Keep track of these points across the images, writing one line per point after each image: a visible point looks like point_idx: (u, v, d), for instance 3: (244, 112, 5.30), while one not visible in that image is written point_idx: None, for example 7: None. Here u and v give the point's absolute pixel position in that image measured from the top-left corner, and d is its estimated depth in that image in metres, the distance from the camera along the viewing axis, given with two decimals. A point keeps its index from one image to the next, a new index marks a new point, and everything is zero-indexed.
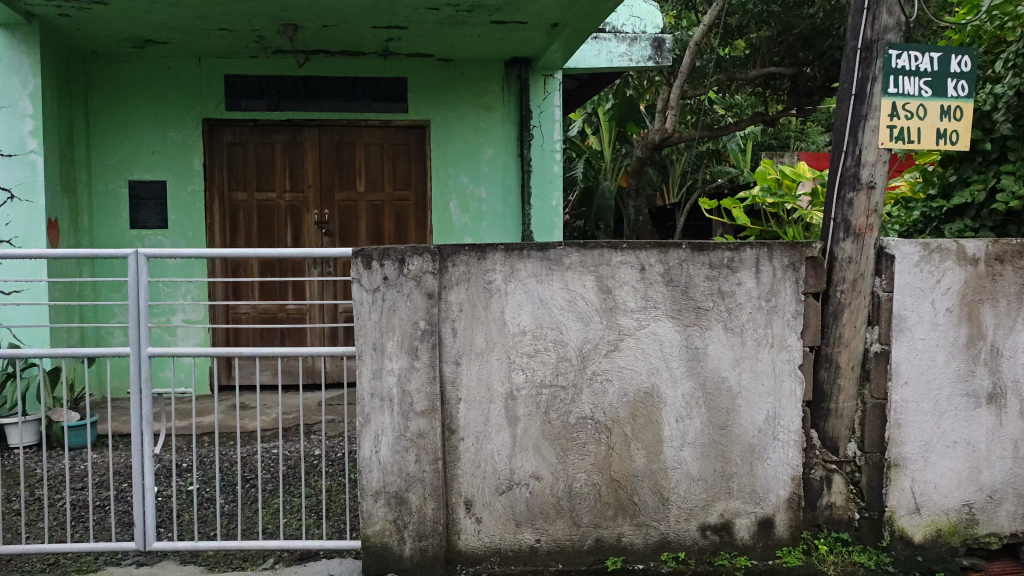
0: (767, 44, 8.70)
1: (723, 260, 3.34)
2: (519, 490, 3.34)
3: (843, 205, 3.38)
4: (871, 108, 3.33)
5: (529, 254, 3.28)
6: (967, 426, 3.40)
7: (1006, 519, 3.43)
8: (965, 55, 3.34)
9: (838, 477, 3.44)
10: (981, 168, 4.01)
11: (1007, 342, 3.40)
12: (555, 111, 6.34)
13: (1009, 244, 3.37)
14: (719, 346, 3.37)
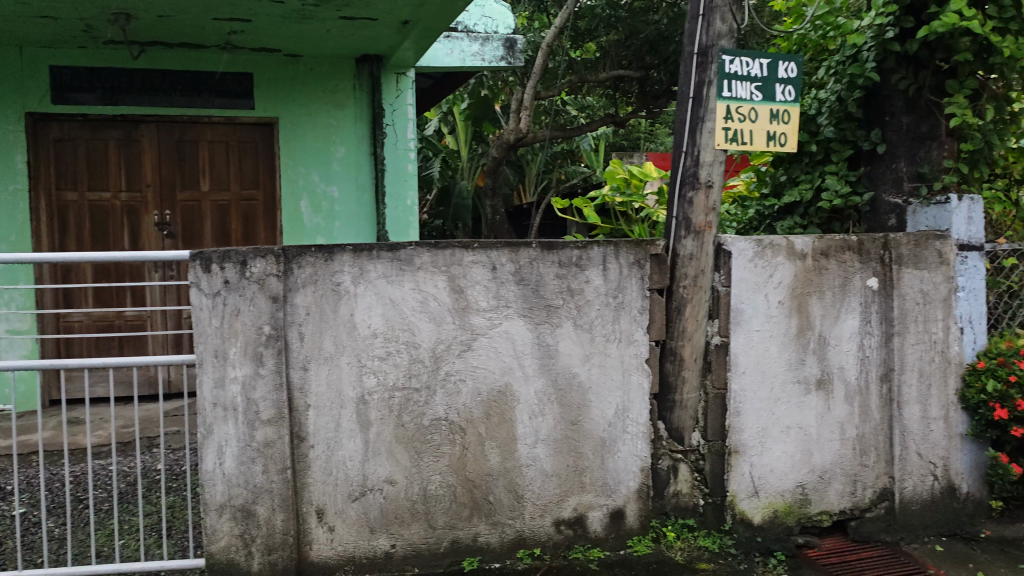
0: (616, 48, 8.92)
1: (572, 258, 3.39)
2: (373, 495, 3.27)
3: (684, 204, 3.51)
4: (708, 111, 3.47)
5: (378, 255, 3.21)
6: (798, 411, 3.61)
7: (835, 497, 3.67)
8: (791, 62, 3.56)
9: (683, 466, 3.58)
10: (809, 168, 4.29)
11: (833, 331, 3.63)
12: (408, 110, 6.32)
13: (832, 239, 3.60)
14: (569, 343, 3.42)
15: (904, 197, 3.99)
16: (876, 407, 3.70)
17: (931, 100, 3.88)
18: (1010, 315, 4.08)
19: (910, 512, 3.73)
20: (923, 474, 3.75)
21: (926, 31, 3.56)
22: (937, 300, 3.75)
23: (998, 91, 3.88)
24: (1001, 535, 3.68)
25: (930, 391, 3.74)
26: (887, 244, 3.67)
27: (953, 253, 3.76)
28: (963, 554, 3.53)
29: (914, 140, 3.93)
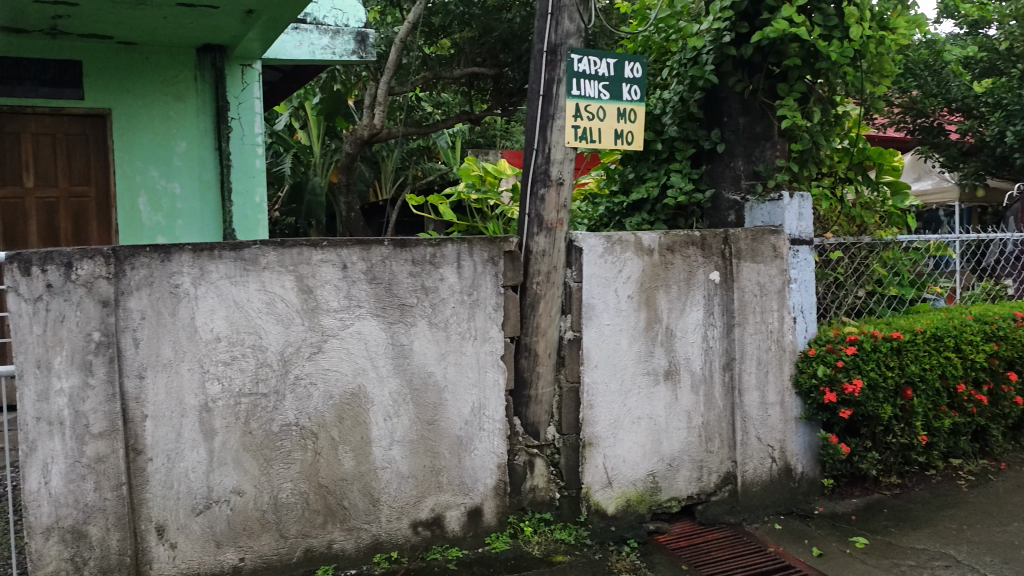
0: (470, 45, 8.93)
1: (425, 256, 3.35)
2: (219, 507, 3.10)
3: (536, 200, 3.53)
4: (558, 109, 3.50)
5: (220, 254, 3.05)
6: (648, 402, 3.72)
7: (683, 483, 3.81)
8: (636, 63, 3.66)
9: (539, 461, 3.61)
10: (655, 166, 4.43)
11: (679, 324, 3.76)
12: (255, 104, 6.08)
13: (677, 235, 3.74)
14: (424, 342, 3.37)
15: (742, 194, 4.18)
16: (719, 395, 3.88)
17: (765, 102, 4.11)
18: (837, 304, 4.38)
19: (751, 494, 3.92)
20: (762, 457, 3.95)
21: (759, 36, 3.74)
22: (773, 291, 3.96)
23: (824, 94, 4.18)
24: (832, 511, 3.94)
25: (768, 377, 3.95)
26: (727, 239, 3.84)
27: (786, 246, 3.98)
28: (799, 530, 3.76)
29: (750, 140, 4.15)
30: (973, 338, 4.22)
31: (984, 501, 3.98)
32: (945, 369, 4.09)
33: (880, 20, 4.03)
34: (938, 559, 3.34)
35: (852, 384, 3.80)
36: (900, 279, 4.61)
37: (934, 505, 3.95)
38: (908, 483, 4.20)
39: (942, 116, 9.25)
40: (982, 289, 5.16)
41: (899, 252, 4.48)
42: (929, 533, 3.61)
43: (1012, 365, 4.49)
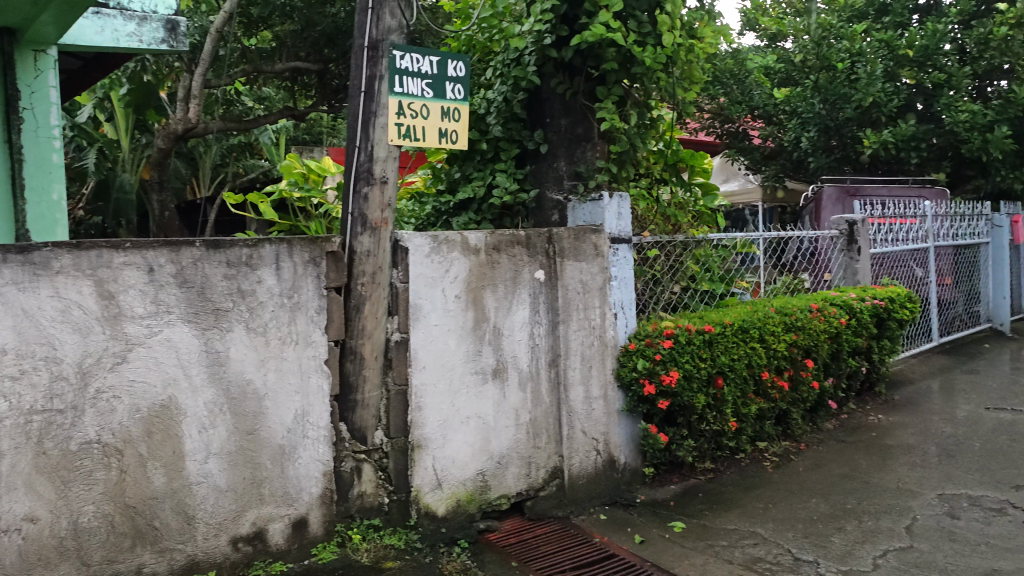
0: (291, 39, 8.60)
1: (241, 258, 3.18)
2: (7, 538, 2.76)
3: (359, 199, 3.44)
4: (380, 106, 3.43)
5: (4, 257, 2.72)
6: (477, 401, 3.72)
7: (512, 480, 3.84)
8: (459, 62, 3.64)
9: (367, 466, 3.53)
10: (480, 166, 4.45)
11: (506, 322, 3.79)
12: (51, 93, 5.15)
13: (503, 234, 3.76)
14: (241, 348, 3.19)
15: (564, 194, 4.28)
16: (546, 391, 3.94)
17: (584, 105, 4.24)
18: (654, 300, 4.57)
19: (577, 487, 4.02)
20: (587, 450, 4.05)
21: (578, 39, 3.82)
22: (595, 289, 4.08)
23: (640, 98, 4.35)
24: (652, 498, 4.12)
25: (591, 372, 4.06)
26: (551, 238, 3.91)
27: (607, 245, 4.11)
28: (622, 519, 3.89)
29: (571, 141, 4.26)
30: (775, 329, 4.53)
31: (786, 480, 4.29)
32: (751, 359, 4.37)
33: (690, 29, 4.23)
34: (748, 538, 3.56)
35: (669, 375, 3.97)
36: (711, 275, 4.87)
37: (744, 486, 4.22)
38: (720, 467, 4.46)
39: (746, 121, 9.91)
40: (782, 282, 5.57)
41: (710, 249, 4.73)
42: (739, 513, 3.84)
43: (809, 353, 4.87)
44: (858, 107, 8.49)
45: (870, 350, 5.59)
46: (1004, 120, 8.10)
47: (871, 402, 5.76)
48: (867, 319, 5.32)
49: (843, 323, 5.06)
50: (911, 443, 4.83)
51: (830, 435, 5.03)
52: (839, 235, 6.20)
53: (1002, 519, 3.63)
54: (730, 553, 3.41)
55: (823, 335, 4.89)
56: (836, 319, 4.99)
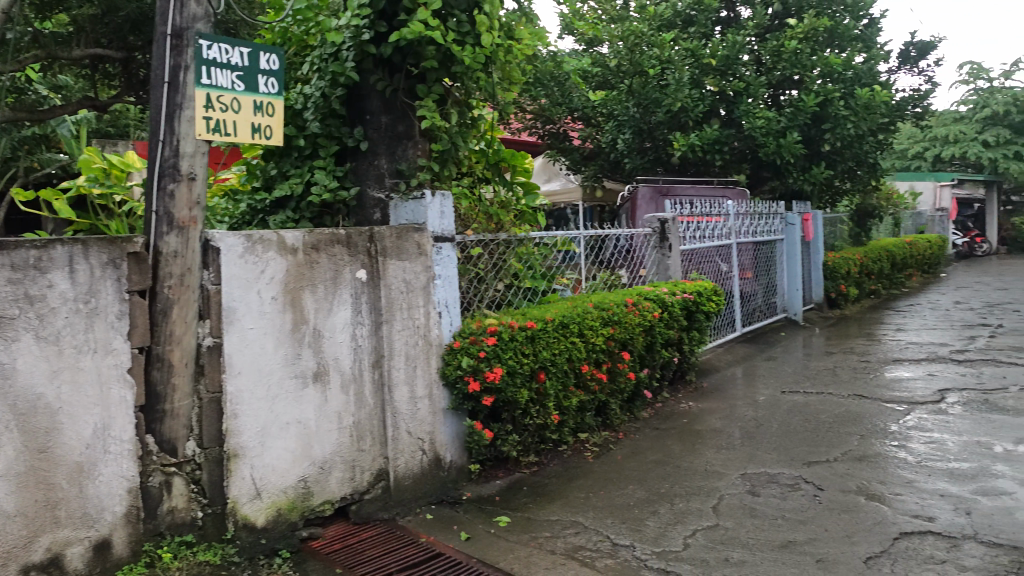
0: (92, 23, 7.96)
1: (28, 260, 2.85)
2: None
3: (163, 197, 3.25)
4: (186, 98, 3.24)
5: None
6: (297, 405, 3.58)
7: (336, 485, 3.74)
8: (272, 54, 3.51)
9: (178, 479, 3.32)
10: (297, 163, 4.31)
11: (326, 324, 3.68)
12: None
13: (322, 233, 3.66)
14: (30, 359, 2.86)
15: (386, 193, 4.24)
16: (369, 393, 3.87)
17: (405, 103, 4.21)
18: (479, 298, 4.61)
19: (403, 487, 3.98)
20: (413, 450, 4.02)
21: (397, 36, 3.77)
22: (418, 288, 4.05)
23: (461, 98, 4.37)
24: (478, 494, 4.15)
25: (416, 372, 4.03)
26: (372, 237, 3.85)
27: (429, 244, 4.10)
28: (449, 517, 3.90)
29: (392, 139, 4.23)
30: (594, 324, 4.70)
31: (605, 469, 4.46)
32: (572, 353, 4.51)
33: (508, 29, 4.28)
34: (570, 528, 3.66)
35: (493, 372, 4.02)
36: (534, 272, 4.95)
37: (566, 477, 4.34)
38: (543, 460, 4.57)
39: (566, 122, 10.23)
40: (601, 278, 5.79)
41: (531, 247, 4.83)
42: (562, 504, 3.95)
43: (625, 346, 5.09)
44: (667, 112, 8.97)
45: (680, 341, 5.92)
46: (794, 127, 8.89)
47: (683, 390, 6.11)
48: (677, 312, 5.63)
49: (656, 316, 5.33)
50: (717, 428, 5.16)
51: (645, 423, 5.28)
52: (652, 233, 6.54)
53: (796, 493, 3.96)
54: (553, 544, 3.50)
55: (638, 329, 5.13)
56: (649, 313, 5.25)
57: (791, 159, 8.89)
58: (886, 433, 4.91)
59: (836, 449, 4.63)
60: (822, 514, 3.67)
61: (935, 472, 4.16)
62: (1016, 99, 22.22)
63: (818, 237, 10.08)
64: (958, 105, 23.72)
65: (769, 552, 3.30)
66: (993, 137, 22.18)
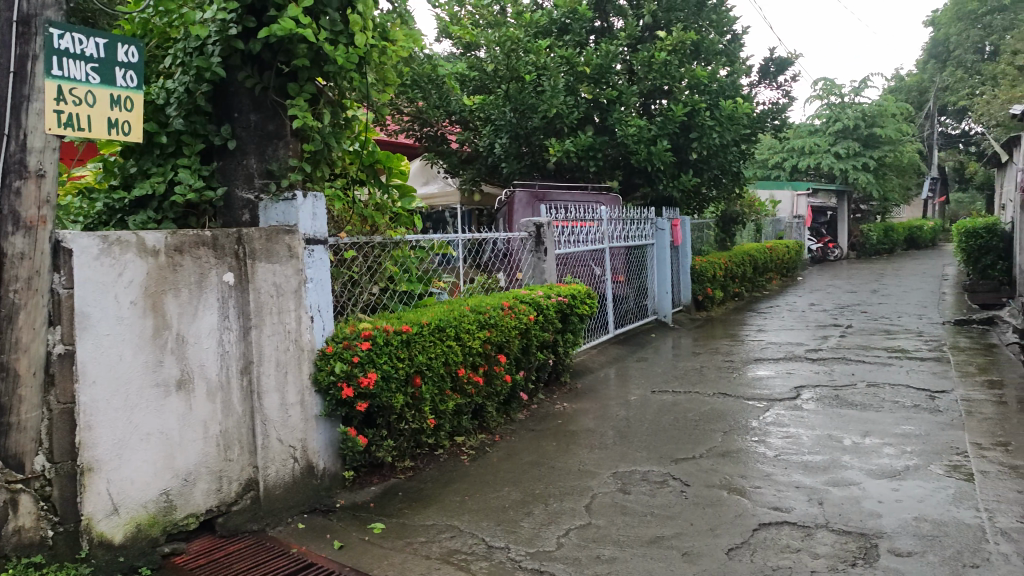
0: None
1: None
2: None
3: (10, 194, 2.98)
4: (33, 90, 3.02)
5: None
6: (158, 415, 3.41)
7: (201, 497, 3.60)
8: (131, 46, 3.34)
9: (26, 497, 3.04)
10: (159, 161, 4.12)
11: (190, 330, 3.53)
12: None
13: (186, 235, 3.50)
14: None
15: (255, 193, 4.12)
16: (237, 400, 3.74)
17: (276, 101, 4.09)
18: (353, 302, 4.55)
19: (274, 497, 3.85)
20: (284, 458, 3.91)
21: (267, 33, 3.67)
22: (289, 291, 3.94)
23: (334, 97, 4.28)
24: (352, 501, 4.08)
25: (287, 378, 3.92)
26: (240, 239, 3.71)
27: (301, 245, 3.99)
28: (322, 526, 3.81)
29: (262, 138, 4.11)
30: (470, 327, 4.72)
31: (481, 471, 4.47)
32: (448, 357, 4.51)
33: (382, 30, 4.21)
34: (445, 532, 3.65)
35: (367, 377, 3.96)
36: (409, 276, 4.94)
37: (442, 481, 4.33)
38: (419, 465, 4.55)
39: (444, 126, 10.28)
40: (478, 281, 5.80)
41: (407, 250, 4.80)
42: (437, 508, 3.94)
43: (501, 349, 5.12)
44: (543, 118, 9.10)
45: (556, 344, 6.01)
46: (664, 135, 9.21)
47: (558, 391, 6.21)
48: (552, 315, 5.72)
49: (532, 319, 5.39)
50: (591, 428, 5.27)
51: (521, 425, 5.34)
52: (527, 237, 6.58)
53: (664, 490, 4.09)
54: (428, 548, 3.48)
55: (514, 332, 5.17)
56: (525, 316, 5.30)
57: (661, 166, 9.22)
58: (747, 429, 5.15)
59: (702, 445, 4.82)
60: (689, 509, 3.81)
61: (791, 466, 4.40)
62: (864, 115, 23.81)
63: (687, 242, 10.47)
64: (813, 118, 25.20)
65: (638, 547, 3.40)
66: (844, 149, 23.68)
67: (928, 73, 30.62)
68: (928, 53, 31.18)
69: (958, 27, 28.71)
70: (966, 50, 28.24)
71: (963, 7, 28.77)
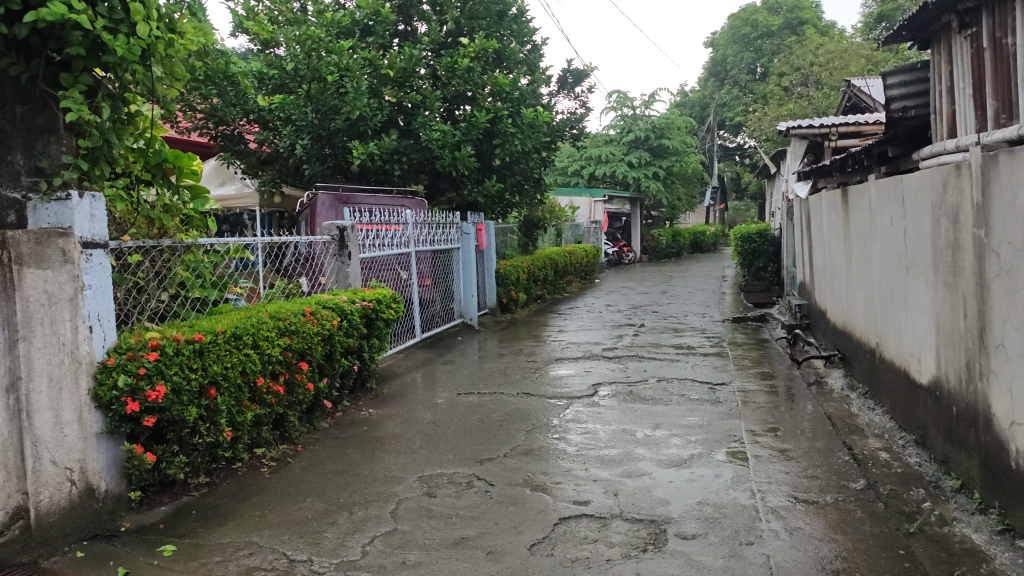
0: None
1: None
2: None
3: None
4: None
5: None
6: None
7: None
8: None
9: None
10: None
11: None
12: None
13: None
14: None
15: (22, 192, 3.74)
16: (1, 422, 3.30)
17: (47, 91, 3.78)
18: (139, 309, 4.24)
19: (47, 525, 3.46)
20: (59, 482, 3.52)
21: (33, 18, 3.35)
22: (64, 300, 3.57)
23: (115, 91, 3.97)
24: (140, 524, 3.80)
25: (62, 395, 3.53)
26: (4, 243, 3.31)
27: (76, 250, 3.64)
28: (104, 553, 3.52)
29: (30, 132, 3.76)
30: (269, 334, 4.55)
31: (282, 483, 4.33)
32: (245, 366, 4.32)
33: (169, 22, 3.96)
34: (243, 549, 3.50)
35: (155, 391, 3.72)
36: (203, 282, 4.67)
37: (240, 496, 4.14)
38: (215, 481, 4.32)
39: (242, 125, 9.94)
40: (278, 287, 5.62)
41: (200, 255, 4.55)
42: (235, 525, 3.76)
43: (303, 356, 4.99)
44: (346, 119, 8.97)
45: (361, 349, 5.92)
46: (467, 141, 9.34)
47: (363, 398, 6.11)
48: (356, 320, 5.63)
49: (335, 325, 5.29)
50: (396, 433, 5.24)
51: (325, 433, 5.21)
52: (330, 241, 6.43)
53: (469, 491, 4.14)
54: (225, 568, 3.32)
55: (316, 338, 5.05)
56: (328, 322, 5.20)
57: (465, 171, 9.35)
58: (549, 426, 5.33)
59: (506, 445, 4.92)
60: (493, 508, 3.88)
61: (590, 460, 4.60)
62: (653, 126, 25.43)
63: (491, 245, 10.67)
64: (608, 128, 26.48)
65: (443, 550, 3.42)
66: (636, 158, 25.15)
67: (709, 90, 33.11)
68: (708, 71, 33.70)
69: (734, 49, 31.24)
70: (741, 71, 30.78)
71: (738, 31, 31.30)
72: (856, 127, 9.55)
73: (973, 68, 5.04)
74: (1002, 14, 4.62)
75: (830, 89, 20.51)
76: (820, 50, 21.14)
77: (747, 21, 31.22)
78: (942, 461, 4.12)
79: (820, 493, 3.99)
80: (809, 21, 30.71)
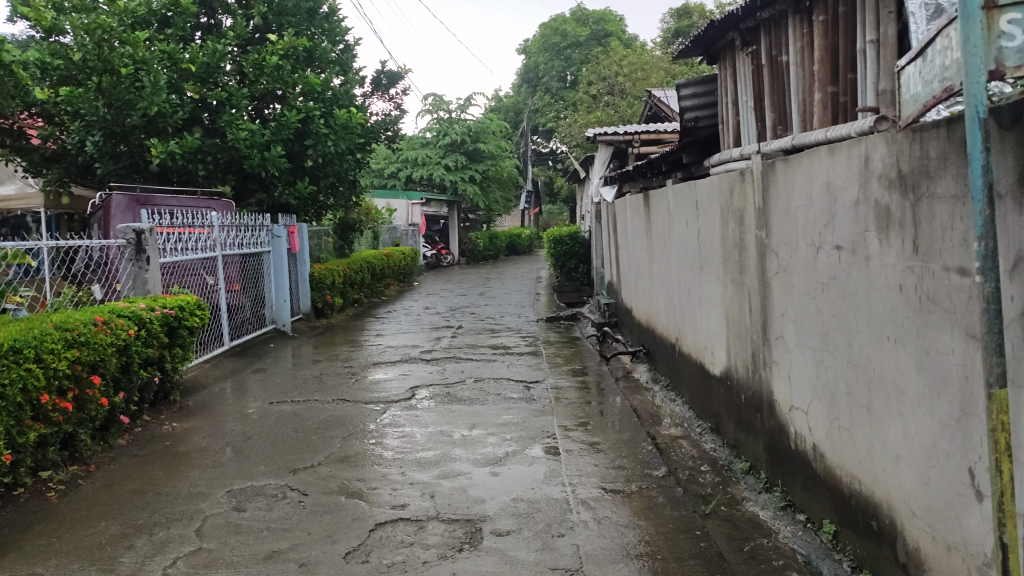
0: None
1: None
2: None
3: None
4: None
5: None
6: None
7: None
8: None
9: None
10: None
11: None
12: None
13: None
14: None
15: None
16: None
17: None
18: None
19: None
20: None
21: None
22: None
23: None
24: None
25: None
26: None
27: None
28: None
29: None
30: (54, 345, 4.18)
31: (73, 508, 3.98)
32: (26, 382, 3.93)
33: None
34: None
35: None
36: None
37: (22, 525, 3.77)
38: None
39: (23, 119, 9.10)
40: (67, 293, 5.23)
41: None
42: (16, 557, 3.42)
43: (95, 369, 4.61)
44: (142, 115, 8.46)
45: (161, 359, 5.56)
46: (278, 141, 9.06)
47: (165, 411, 5.76)
48: (156, 329, 5.29)
49: (131, 335, 4.94)
50: (203, 447, 4.98)
51: (121, 452, 4.86)
52: (126, 245, 5.99)
53: (281, 502, 4.00)
54: None
55: (110, 350, 4.70)
56: (123, 332, 4.84)
57: (275, 172, 9.07)
58: (365, 432, 5.26)
59: (320, 453, 4.81)
60: (306, 518, 3.78)
61: (406, 463, 4.58)
62: (469, 130, 25.77)
63: (304, 248, 10.36)
64: (424, 131, 26.47)
65: (253, 566, 3.28)
66: (452, 162, 25.40)
67: (523, 96, 33.99)
68: (521, 78, 34.59)
69: (545, 57, 32.24)
70: (553, 79, 31.74)
71: (549, 40, 32.38)
72: (655, 135, 10.17)
73: (754, 81, 5.49)
74: (778, 34, 5.05)
75: (633, 98, 21.72)
76: (623, 62, 22.28)
77: (557, 30, 32.27)
78: (733, 445, 4.46)
79: (626, 482, 4.20)
80: (614, 33, 32.27)
